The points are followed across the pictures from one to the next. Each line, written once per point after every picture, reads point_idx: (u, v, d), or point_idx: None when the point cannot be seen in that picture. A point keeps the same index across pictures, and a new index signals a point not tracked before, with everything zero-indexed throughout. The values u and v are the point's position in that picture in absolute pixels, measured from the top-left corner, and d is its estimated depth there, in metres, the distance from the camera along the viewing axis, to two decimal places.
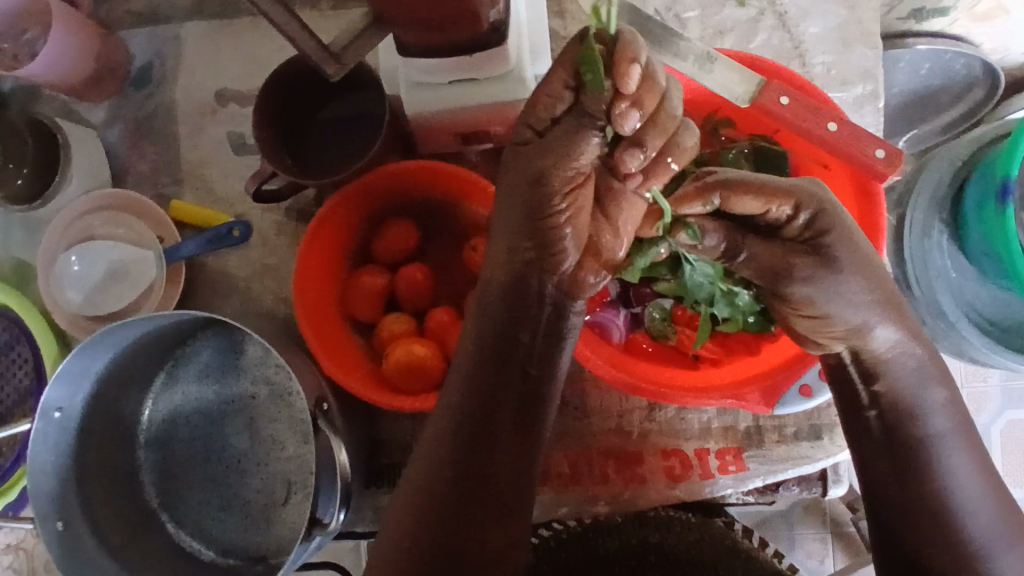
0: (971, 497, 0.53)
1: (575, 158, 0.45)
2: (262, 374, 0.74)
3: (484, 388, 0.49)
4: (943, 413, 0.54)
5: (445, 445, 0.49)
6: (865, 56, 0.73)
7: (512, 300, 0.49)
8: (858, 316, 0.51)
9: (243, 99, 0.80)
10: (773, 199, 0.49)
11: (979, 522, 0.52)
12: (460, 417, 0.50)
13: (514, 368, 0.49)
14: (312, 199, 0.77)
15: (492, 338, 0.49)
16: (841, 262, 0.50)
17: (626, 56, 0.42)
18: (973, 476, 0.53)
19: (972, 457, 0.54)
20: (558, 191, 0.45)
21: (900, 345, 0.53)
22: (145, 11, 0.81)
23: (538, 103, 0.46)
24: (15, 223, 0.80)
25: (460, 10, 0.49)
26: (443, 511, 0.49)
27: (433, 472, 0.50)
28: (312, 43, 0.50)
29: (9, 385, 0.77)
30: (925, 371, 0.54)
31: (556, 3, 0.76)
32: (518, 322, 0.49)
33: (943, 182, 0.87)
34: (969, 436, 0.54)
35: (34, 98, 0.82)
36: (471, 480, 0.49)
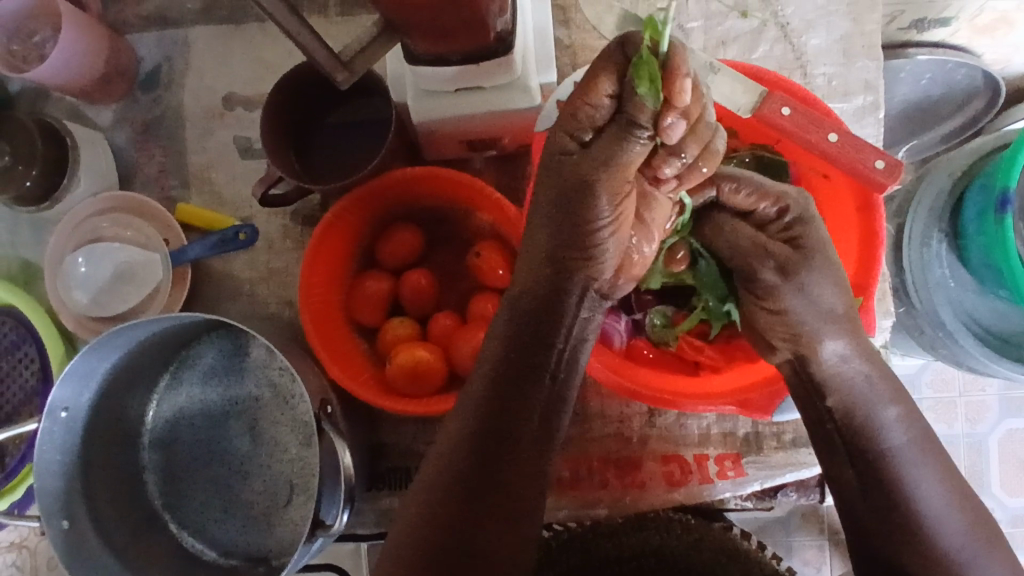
0: (939, 507, 0.53)
1: (621, 167, 0.45)
2: (267, 377, 0.75)
3: (505, 391, 0.51)
4: (897, 429, 0.55)
5: (465, 444, 0.50)
6: (866, 67, 0.74)
7: (543, 306, 0.51)
8: (814, 325, 0.55)
9: (251, 103, 0.81)
10: (764, 198, 0.56)
11: (950, 533, 0.53)
12: (479, 422, 0.51)
13: (539, 373, 0.51)
14: (318, 204, 0.78)
15: (519, 341, 0.52)
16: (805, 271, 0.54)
17: (678, 71, 0.40)
18: (939, 488, 0.54)
19: (936, 471, 0.54)
20: (604, 201, 0.46)
21: (854, 362, 0.56)
22: (154, 15, 0.82)
23: (576, 109, 0.44)
24: (22, 223, 0.81)
25: (468, 19, 0.50)
26: (457, 513, 0.49)
27: (446, 474, 0.50)
28: (324, 52, 0.52)
29: (14, 384, 0.78)
30: (885, 389, 0.56)
31: (562, 12, 0.76)
32: (545, 327, 0.51)
33: (942, 193, 0.88)
34: (930, 449, 0.55)
35: (43, 100, 0.83)
36: (490, 482, 0.50)
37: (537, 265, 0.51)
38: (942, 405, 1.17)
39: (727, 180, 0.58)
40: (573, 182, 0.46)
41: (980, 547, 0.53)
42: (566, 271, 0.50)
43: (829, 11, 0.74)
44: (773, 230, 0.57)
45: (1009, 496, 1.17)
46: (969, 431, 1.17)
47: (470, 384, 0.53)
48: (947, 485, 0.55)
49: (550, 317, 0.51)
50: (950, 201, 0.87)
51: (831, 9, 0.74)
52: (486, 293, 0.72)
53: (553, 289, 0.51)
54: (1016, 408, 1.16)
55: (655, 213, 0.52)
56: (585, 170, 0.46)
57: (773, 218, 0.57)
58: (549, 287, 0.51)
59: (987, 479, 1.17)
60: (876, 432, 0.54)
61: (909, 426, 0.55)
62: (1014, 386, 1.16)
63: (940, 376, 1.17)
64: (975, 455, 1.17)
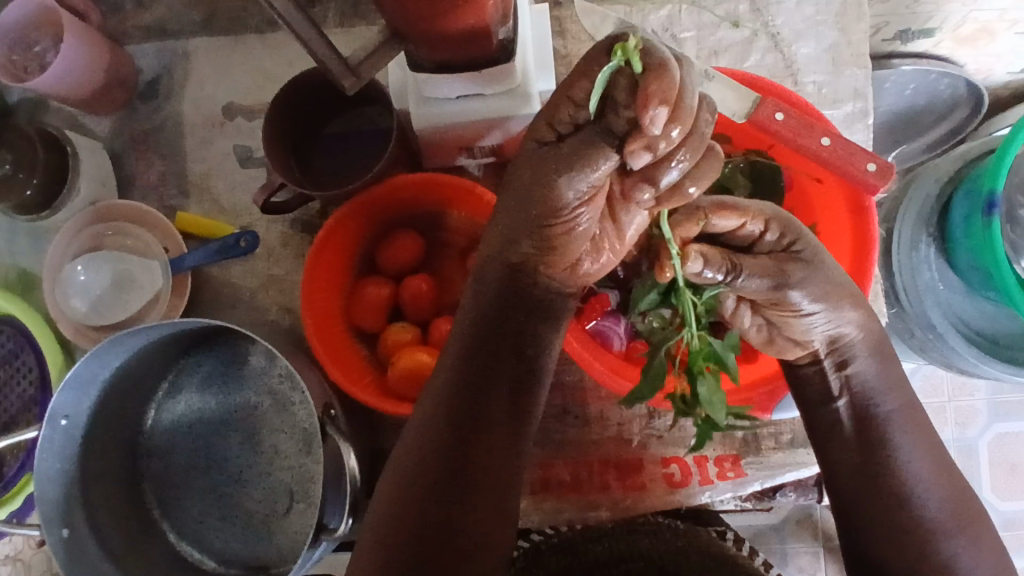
0: (924, 482, 0.56)
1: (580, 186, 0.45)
2: (265, 384, 0.75)
3: (473, 370, 0.51)
4: (892, 395, 0.58)
5: (434, 428, 0.50)
6: (854, 75, 0.76)
7: (507, 295, 0.50)
8: (837, 311, 0.55)
9: (250, 112, 0.81)
10: (748, 217, 0.53)
11: (932, 506, 0.56)
12: (448, 403, 0.50)
13: (501, 360, 0.51)
14: (317, 211, 0.79)
15: (484, 331, 0.51)
16: (830, 279, 0.55)
17: (652, 94, 0.39)
18: (924, 465, 0.56)
19: (923, 446, 0.57)
20: (570, 196, 0.45)
21: (865, 350, 0.57)
22: (154, 26, 0.83)
23: (560, 104, 0.44)
24: (20, 232, 0.81)
25: (471, 27, 0.52)
26: (428, 491, 0.49)
27: (416, 456, 0.50)
28: (333, 57, 0.54)
29: (12, 393, 0.77)
30: (875, 361, 0.58)
31: (558, 23, 0.78)
32: (511, 314, 0.51)
33: (930, 199, 0.90)
34: (918, 423, 0.58)
35: (42, 110, 0.83)
36: (460, 466, 0.49)
37: (499, 256, 0.50)
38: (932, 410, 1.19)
39: (716, 211, 0.53)
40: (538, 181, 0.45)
41: (960, 522, 0.56)
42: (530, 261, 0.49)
43: (818, 21, 0.76)
44: (771, 244, 0.55)
45: (1000, 499, 1.18)
46: (959, 436, 1.19)
47: (440, 366, 0.52)
48: (932, 459, 0.57)
49: (518, 306, 0.51)
50: (938, 205, 0.89)
51: (820, 19, 0.76)
52: None
53: (515, 275, 0.50)
54: (1006, 412, 1.18)
55: (635, 221, 0.50)
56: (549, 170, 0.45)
57: (757, 236, 0.55)
58: (512, 275, 0.50)
59: (978, 484, 1.18)
60: (873, 406, 0.57)
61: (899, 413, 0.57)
62: (1003, 390, 1.18)
63: (930, 381, 1.19)
64: (966, 459, 1.18)
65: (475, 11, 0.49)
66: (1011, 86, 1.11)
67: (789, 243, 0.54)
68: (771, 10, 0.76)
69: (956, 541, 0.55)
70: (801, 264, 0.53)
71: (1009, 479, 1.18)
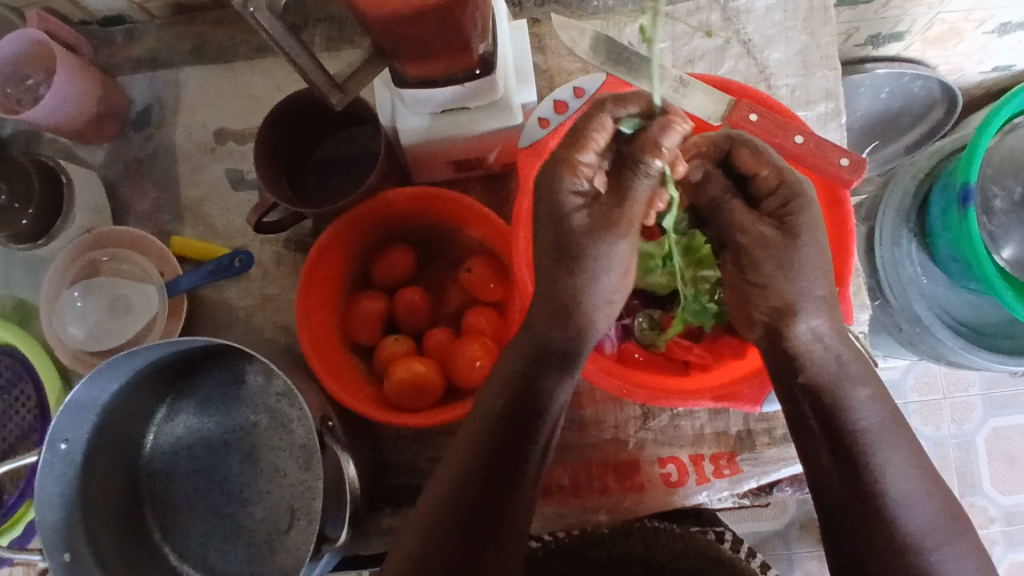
0: (907, 484, 0.52)
1: (571, 198, 0.53)
2: (263, 403, 0.75)
3: (512, 426, 0.55)
4: (871, 409, 0.55)
5: (474, 469, 0.54)
6: (826, 77, 0.78)
7: (547, 344, 0.56)
8: (802, 283, 0.56)
9: (241, 137, 0.83)
10: (763, 166, 0.58)
11: (917, 510, 0.52)
12: (485, 454, 0.55)
13: (541, 403, 0.56)
14: (309, 230, 0.80)
15: (525, 376, 0.56)
16: (791, 253, 0.56)
17: (670, 122, 0.51)
18: (908, 468, 0.53)
19: (907, 451, 0.54)
20: (616, 237, 0.53)
21: (831, 348, 0.56)
22: (144, 58, 0.85)
23: (576, 166, 0.53)
24: (16, 263, 0.82)
25: (451, 42, 0.54)
26: (471, 527, 0.52)
27: (456, 490, 0.54)
28: (321, 74, 0.56)
29: (13, 421, 0.78)
30: (853, 364, 0.57)
31: (537, 40, 0.81)
32: (547, 372, 0.56)
33: (908, 194, 0.92)
34: (903, 428, 0.55)
35: (37, 142, 0.85)
36: (502, 501, 0.54)
37: (541, 311, 0.56)
38: (928, 407, 1.20)
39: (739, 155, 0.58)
40: (571, 242, 0.53)
41: (945, 531, 0.52)
42: (573, 315, 0.55)
43: (787, 27, 0.79)
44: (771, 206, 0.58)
45: (1001, 493, 1.19)
46: (956, 432, 1.20)
47: (478, 415, 0.57)
48: (917, 470, 0.54)
49: (557, 356, 0.56)
50: (917, 201, 0.92)
51: (790, 25, 0.79)
52: (482, 309, 0.74)
53: (557, 324, 0.55)
54: (1000, 406, 1.20)
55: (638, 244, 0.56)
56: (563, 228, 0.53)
57: (773, 189, 0.58)
58: (554, 328, 0.55)
59: (978, 478, 1.19)
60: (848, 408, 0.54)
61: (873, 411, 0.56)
62: (996, 383, 1.20)
63: (924, 378, 1.20)
64: (964, 454, 1.19)
65: (455, 26, 0.52)
66: (984, 85, 1.15)
67: (776, 210, 0.58)
68: (742, 18, 0.79)
69: (941, 547, 0.51)
70: (773, 227, 0.57)
71: (1008, 472, 1.19)
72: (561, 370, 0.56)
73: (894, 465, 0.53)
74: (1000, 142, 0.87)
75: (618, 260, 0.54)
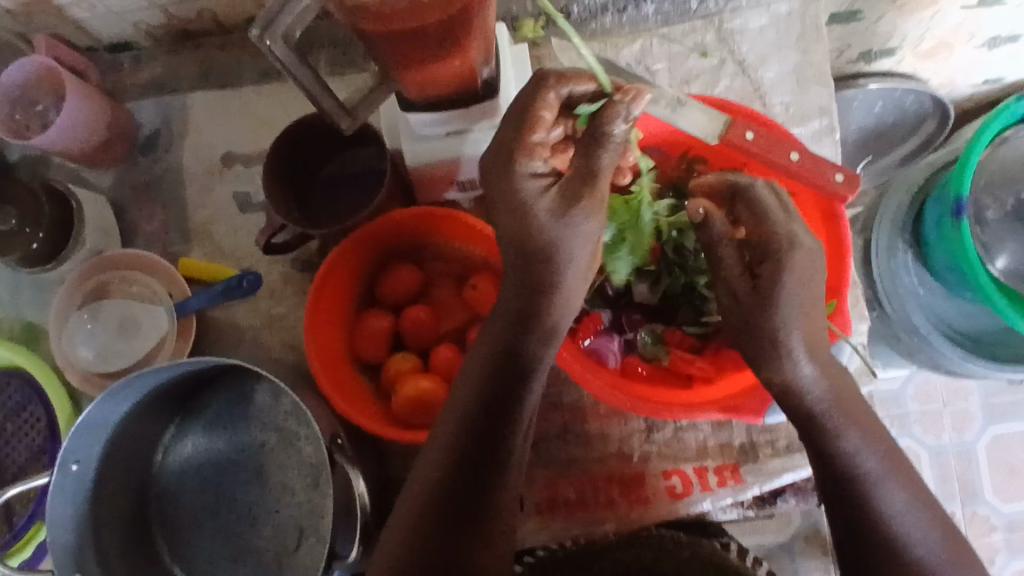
0: (911, 522, 0.54)
1: (532, 180, 0.55)
2: (271, 421, 0.76)
3: (488, 421, 0.56)
4: (864, 453, 0.56)
5: (454, 465, 0.55)
6: (819, 94, 0.80)
7: (509, 348, 0.58)
8: (784, 313, 0.56)
9: (248, 159, 0.85)
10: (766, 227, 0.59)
11: (925, 544, 0.53)
12: (465, 450, 0.55)
13: (508, 405, 0.57)
14: (316, 250, 0.81)
15: (493, 382, 0.57)
16: (771, 293, 0.57)
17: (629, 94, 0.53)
18: (908, 505, 0.55)
19: (906, 486, 0.56)
20: (579, 210, 0.54)
21: (818, 385, 0.57)
22: (152, 83, 0.87)
23: (531, 148, 0.55)
24: (26, 285, 0.83)
25: (455, 66, 0.55)
26: (450, 522, 0.53)
27: (432, 488, 0.54)
28: (330, 99, 0.58)
29: (23, 442, 0.79)
30: (835, 402, 0.57)
31: (537, 61, 0.83)
32: (516, 367, 0.58)
33: (902, 207, 0.94)
34: (896, 464, 0.57)
35: (46, 166, 0.86)
36: (479, 500, 0.55)
37: (502, 316, 0.58)
38: (929, 416, 1.21)
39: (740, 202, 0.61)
40: (522, 244, 0.56)
41: (955, 558, 0.54)
42: (533, 319, 0.58)
43: (781, 46, 0.81)
44: (754, 255, 0.59)
45: (1004, 502, 1.20)
46: (957, 440, 1.20)
47: (453, 409, 0.58)
48: (917, 500, 0.55)
49: (525, 352, 0.58)
50: (911, 213, 0.93)
51: (783, 44, 0.81)
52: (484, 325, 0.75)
53: (520, 328, 0.58)
54: (1000, 414, 1.21)
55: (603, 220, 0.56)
56: (522, 224, 0.55)
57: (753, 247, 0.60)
58: (514, 333, 0.58)
59: (980, 487, 1.20)
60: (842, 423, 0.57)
61: (865, 438, 0.57)
62: (996, 391, 1.21)
63: (924, 387, 1.21)
64: (966, 463, 1.20)
65: (459, 51, 0.53)
66: (975, 98, 1.17)
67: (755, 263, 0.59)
68: (736, 38, 0.81)
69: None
70: (748, 281, 0.59)
71: (1010, 480, 1.20)
72: (524, 367, 0.58)
73: (895, 503, 0.54)
74: (993, 154, 0.88)
75: (578, 255, 0.56)
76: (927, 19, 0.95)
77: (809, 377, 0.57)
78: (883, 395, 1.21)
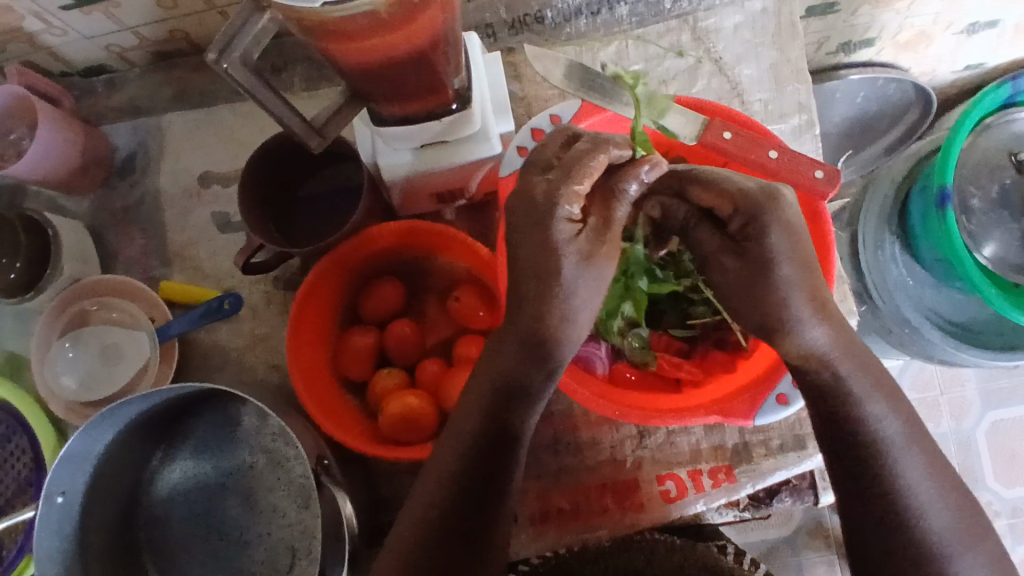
0: (925, 490, 0.53)
1: (566, 224, 0.50)
2: (259, 443, 0.75)
3: (486, 452, 0.55)
4: (889, 420, 0.54)
5: (450, 497, 0.55)
6: (797, 90, 0.80)
7: (515, 381, 0.54)
8: (781, 272, 0.52)
9: (226, 179, 0.84)
10: (722, 198, 0.54)
11: (937, 512, 0.53)
12: (459, 480, 0.55)
13: (509, 437, 0.55)
14: (297, 268, 0.80)
15: (493, 410, 0.55)
16: (761, 259, 0.52)
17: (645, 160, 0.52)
18: (924, 473, 0.54)
19: (922, 455, 0.54)
20: (601, 259, 0.51)
21: (834, 353, 0.53)
22: (126, 106, 0.86)
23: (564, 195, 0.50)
24: (6, 316, 0.82)
25: (424, 79, 0.54)
26: (448, 552, 0.54)
27: (430, 520, 0.54)
28: (298, 120, 0.57)
29: (7, 477, 0.78)
30: (854, 364, 0.54)
31: (513, 68, 0.82)
32: (516, 396, 0.55)
33: (888, 199, 0.93)
34: (915, 429, 0.55)
35: (23, 195, 0.86)
36: (478, 528, 0.55)
37: (510, 348, 0.53)
38: (926, 405, 1.20)
39: (693, 188, 0.56)
40: (537, 281, 0.51)
41: (963, 535, 0.53)
42: (544, 353, 0.53)
43: (757, 43, 0.80)
44: (734, 222, 0.54)
45: (1005, 487, 1.19)
46: (956, 428, 1.20)
47: (450, 436, 0.57)
48: (933, 473, 0.54)
49: (525, 387, 0.55)
50: (897, 204, 0.93)
51: (759, 41, 0.80)
52: (471, 338, 0.74)
53: (520, 355, 0.54)
54: (997, 400, 1.20)
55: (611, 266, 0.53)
56: (541, 260, 0.50)
57: (732, 217, 0.54)
58: (522, 365, 0.53)
59: (981, 473, 1.19)
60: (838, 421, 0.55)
61: (889, 404, 0.55)
62: (992, 377, 1.20)
63: (920, 376, 1.21)
64: (965, 449, 1.20)
65: (427, 66, 0.52)
66: (957, 84, 1.17)
67: (739, 226, 0.54)
68: (712, 37, 0.81)
69: (963, 553, 0.52)
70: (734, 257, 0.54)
71: (1011, 465, 1.19)
72: (527, 401, 0.55)
73: (912, 474, 0.53)
74: (974, 144, 0.88)
75: (594, 289, 0.52)
76: (904, 9, 0.94)
77: (818, 343, 0.52)
78: None
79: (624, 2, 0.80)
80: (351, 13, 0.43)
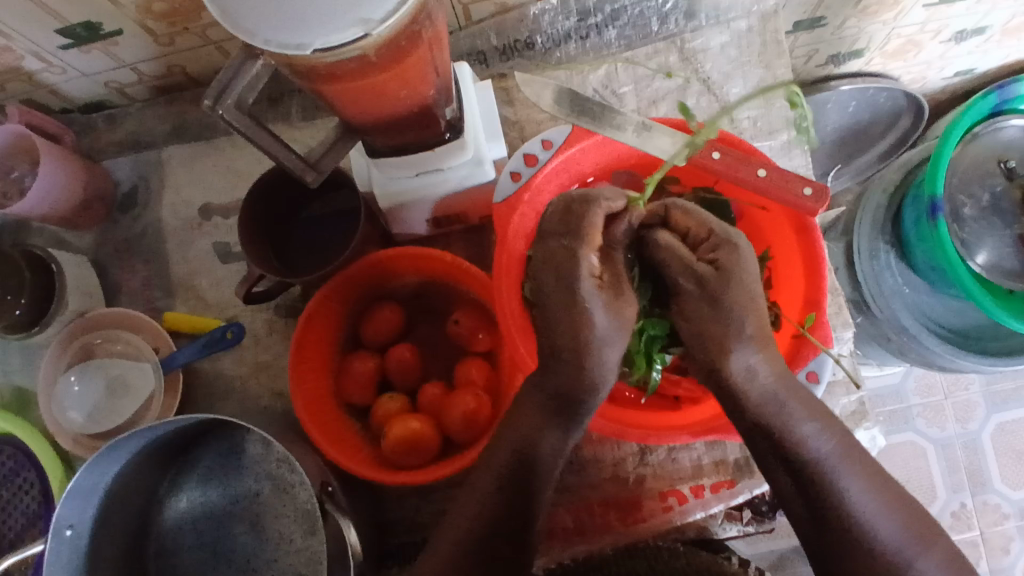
0: (868, 502, 0.56)
1: (585, 279, 0.57)
2: (265, 470, 0.76)
3: (525, 461, 0.60)
4: (821, 438, 0.58)
5: (496, 493, 0.59)
6: (785, 106, 0.81)
7: (559, 405, 0.61)
8: (730, 316, 0.57)
9: (226, 210, 0.85)
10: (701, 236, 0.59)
11: (885, 524, 0.55)
12: (498, 481, 0.60)
13: (542, 473, 0.61)
14: (299, 295, 0.82)
15: (539, 428, 0.61)
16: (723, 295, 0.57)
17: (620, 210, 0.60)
18: (863, 485, 0.57)
19: (858, 472, 0.57)
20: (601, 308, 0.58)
21: (769, 381, 0.59)
22: (127, 140, 0.88)
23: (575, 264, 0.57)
24: (13, 351, 0.83)
25: (417, 110, 0.55)
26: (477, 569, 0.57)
27: (465, 538, 0.58)
28: (292, 157, 0.58)
29: (16, 511, 0.79)
30: (784, 390, 0.59)
31: (505, 93, 0.84)
32: (556, 417, 0.61)
33: (881, 207, 0.94)
34: (850, 450, 0.59)
35: (27, 231, 0.87)
36: (517, 521, 0.59)
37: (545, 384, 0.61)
38: (931, 409, 1.20)
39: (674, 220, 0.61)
40: (571, 335, 0.58)
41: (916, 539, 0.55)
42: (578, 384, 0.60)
43: (743, 62, 0.82)
44: (704, 246, 0.59)
45: (1012, 489, 1.19)
46: (961, 430, 1.20)
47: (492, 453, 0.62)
48: (878, 490, 0.57)
49: (569, 408, 0.60)
50: (890, 213, 0.93)
51: (745, 60, 0.82)
52: (472, 359, 0.75)
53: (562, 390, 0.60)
54: (1001, 401, 1.20)
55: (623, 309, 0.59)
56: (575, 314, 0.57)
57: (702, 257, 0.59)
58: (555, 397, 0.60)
59: (988, 476, 1.19)
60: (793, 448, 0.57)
61: (820, 427, 0.59)
62: (996, 379, 1.21)
63: (924, 380, 1.21)
64: (972, 453, 1.19)
65: (418, 98, 0.54)
66: (947, 91, 1.18)
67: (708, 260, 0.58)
68: (700, 57, 0.82)
69: (918, 555, 0.54)
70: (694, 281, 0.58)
71: (1017, 467, 1.19)
72: (563, 422, 0.61)
73: (854, 489, 0.56)
74: (964, 151, 0.90)
75: (617, 339, 0.59)
76: (891, 20, 0.95)
77: (756, 371, 0.58)
78: (884, 391, 1.21)
79: (612, 26, 0.82)
80: (341, 58, 0.44)
